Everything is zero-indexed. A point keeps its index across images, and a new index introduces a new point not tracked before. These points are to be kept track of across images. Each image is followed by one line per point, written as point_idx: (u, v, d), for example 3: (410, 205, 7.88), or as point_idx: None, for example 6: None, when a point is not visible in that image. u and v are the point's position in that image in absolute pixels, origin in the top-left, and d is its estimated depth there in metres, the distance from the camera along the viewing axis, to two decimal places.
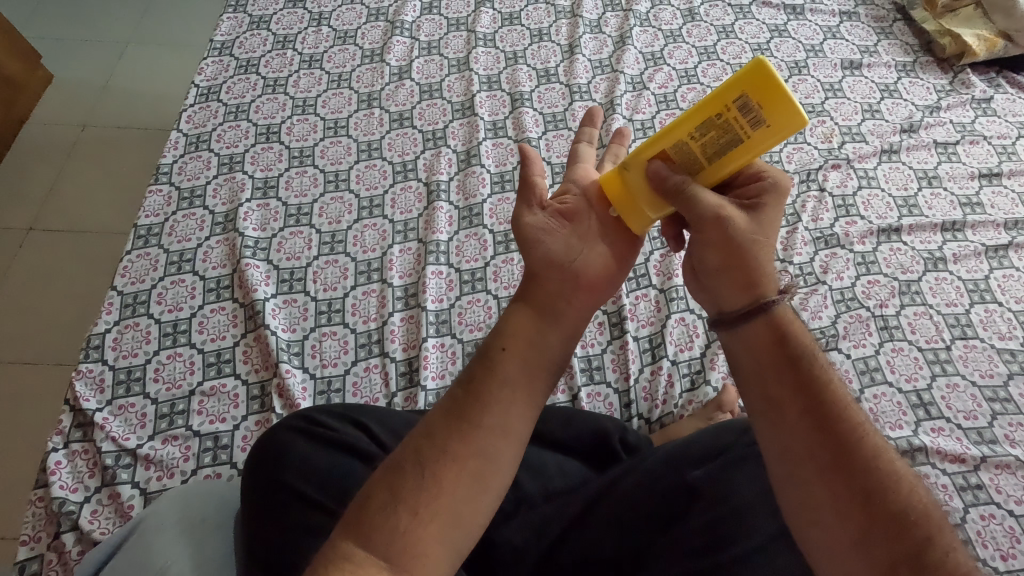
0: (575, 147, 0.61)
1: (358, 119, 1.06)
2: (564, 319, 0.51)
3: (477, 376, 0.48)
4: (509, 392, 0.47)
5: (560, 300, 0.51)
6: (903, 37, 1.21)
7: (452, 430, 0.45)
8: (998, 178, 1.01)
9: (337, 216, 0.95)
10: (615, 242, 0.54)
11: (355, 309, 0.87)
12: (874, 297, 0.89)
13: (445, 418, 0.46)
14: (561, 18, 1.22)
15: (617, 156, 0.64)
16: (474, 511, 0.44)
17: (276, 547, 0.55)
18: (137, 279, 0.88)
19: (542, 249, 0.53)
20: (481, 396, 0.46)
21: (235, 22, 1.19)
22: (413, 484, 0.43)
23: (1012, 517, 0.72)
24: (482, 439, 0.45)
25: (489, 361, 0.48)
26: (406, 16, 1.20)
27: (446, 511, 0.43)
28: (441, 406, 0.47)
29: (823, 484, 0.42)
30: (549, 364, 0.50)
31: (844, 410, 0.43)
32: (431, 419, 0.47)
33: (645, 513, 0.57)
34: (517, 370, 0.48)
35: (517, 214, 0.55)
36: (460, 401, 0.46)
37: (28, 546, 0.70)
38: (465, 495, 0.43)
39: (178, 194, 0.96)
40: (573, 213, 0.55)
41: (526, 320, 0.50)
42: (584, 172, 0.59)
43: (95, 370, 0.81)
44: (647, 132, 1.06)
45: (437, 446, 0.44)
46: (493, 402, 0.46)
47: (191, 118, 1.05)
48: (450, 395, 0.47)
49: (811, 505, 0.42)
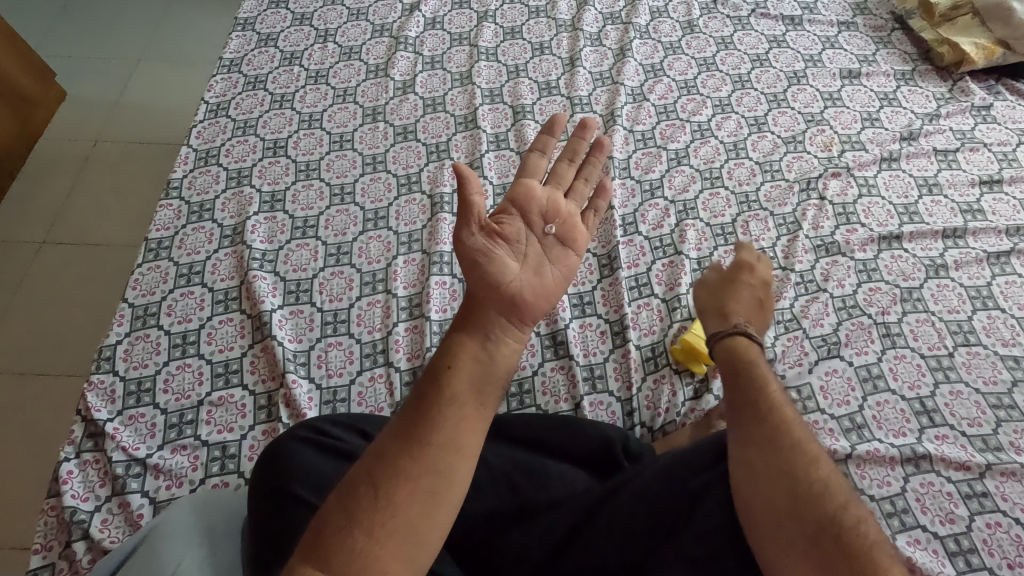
0: (528, 156, 0.70)
1: (363, 133, 1.08)
2: (504, 333, 0.55)
3: (425, 396, 0.49)
4: (457, 408, 0.48)
5: (501, 316, 0.55)
6: (901, 46, 1.22)
7: (404, 447, 0.46)
8: (999, 185, 1.01)
9: (343, 229, 0.97)
10: (554, 259, 0.63)
11: (360, 319, 0.88)
12: (876, 304, 0.90)
13: (396, 434, 0.47)
14: (561, 32, 1.24)
15: (574, 151, 0.75)
16: (430, 528, 0.45)
17: (279, 554, 0.56)
18: (147, 292, 0.90)
19: (481, 270, 0.57)
20: (430, 412, 0.48)
21: (244, 40, 1.22)
22: (368, 503, 0.44)
23: (1019, 525, 0.72)
24: (435, 455, 0.46)
25: (440, 377, 0.50)
26: (410, 32, 1.23)
27: (404, 530, 0.44)
28: (392, 426, 0.48)
29: (770, 485, 0.53)
30: (496, 377, 0.52)
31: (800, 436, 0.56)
32: (382, 440, 0.48)
33: (647, 522, 0.57)
34: (469, 388, 0.50)
35: (456, 234, 0.58)
36: (410, 418, 0.48)
37: (40, 554, 0.72)
38: (421, 509, 0.44)
39: (188, 208, 0.98)
40: (509, 236, 0.62)
41: (471, 339, 0.53)
42: (525, 190, 0.66)
43: (106, 382, 0.83)
44: (647, 142, 1.08)
45: (389, 466, 0.45)
46: (443, 418, 0.48)
47: (201, 133, 1.07)
48: (401, 413, 0.49)
49: (753, 498, 0.52)
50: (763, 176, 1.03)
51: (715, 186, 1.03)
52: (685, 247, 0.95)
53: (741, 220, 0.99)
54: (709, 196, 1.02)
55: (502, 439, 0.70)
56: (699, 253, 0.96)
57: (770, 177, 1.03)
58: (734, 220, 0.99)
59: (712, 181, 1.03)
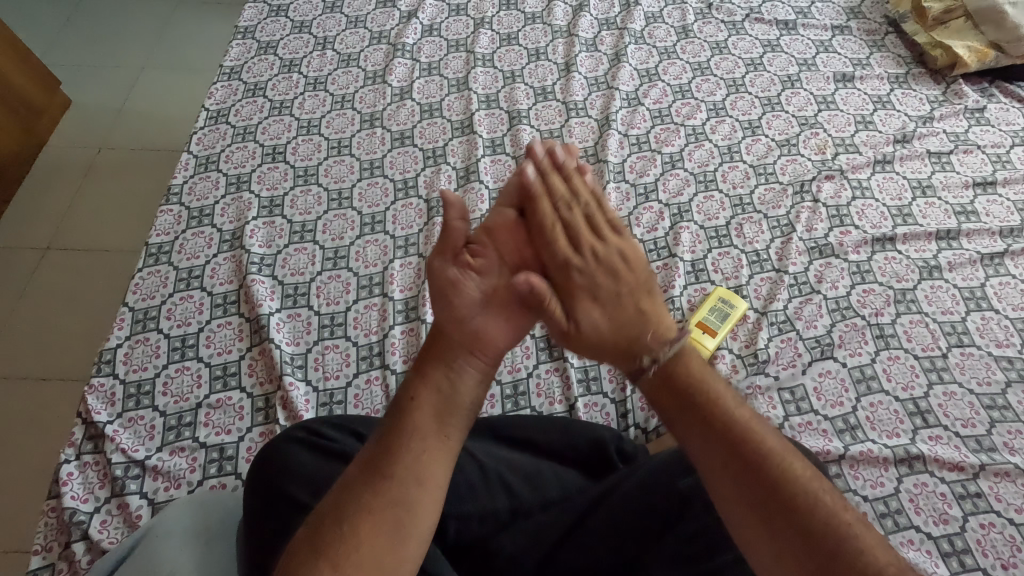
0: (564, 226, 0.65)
1: (361, 139, 1.09)
2: (469, 364, 0.55)
3: (391, 428, 0.51)
4: (418, 445, 0.50)
5: (463, 348, 0.56)
6: (896, 49, 1.23)
7: (365, 482, 0.48)
8: (993, 187, 1.02)
9: (340, 233, 0.98)
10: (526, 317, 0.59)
11: (357, 322, 0.89)
12: (869, 306, 0.90)
13: (359, 471, 0.50)
14: (557, 38, 1.25)
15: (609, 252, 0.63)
16: (395, 550, 0.47)
17: (270, 552, 0.57)
18: (147, 295, 0.91)
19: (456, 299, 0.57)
20: (394, 447, 0.50)
21: (244, 48, 1.23)
22: (333, 535, 0.46)
23: (1013, 525, 0.73)
24: (396, 489, 0.48)
25: (401, 420, 0.52)
26: (408, 39, 1.24)
27: (369, 553, 0.46)
28: (360, 461, 0.51)
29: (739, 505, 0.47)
30: (466, 397, 0.54)
31: (779, 453, 0.47)
32: (350, 475, 0.50)
33: (640, 522, 0.58)
34: (430, 423, 0.52)
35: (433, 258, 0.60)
36: (374, 454, 0.50)
37: (41, 555, 0.72)
38: (385, 542, 0.46)
39: (188, 214, 1.00)
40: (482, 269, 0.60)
41: (437, 369, 0.54)
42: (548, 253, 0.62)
43: (106, 385, 0.84)
44: (641, 146, 1.09)
45: (354, 499, 0.48)
46: (406, 450, 0.50)
47: (201, 139, 1.09)
48: (368, 449, 0.51)
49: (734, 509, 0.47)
50: (757, 179, 1.04)
51: (710, 189, 1.03)
52: (680, 250, 0.96)
53: (735, 223, 0.99)
54: (703, 199, 1.02)
55: (496, 439, 0.71)
56: (694, 255, 0.96)
57: (765, 180, 1.04)
58: (728, 223, 0.99)
59: (706, 184, 1.04)
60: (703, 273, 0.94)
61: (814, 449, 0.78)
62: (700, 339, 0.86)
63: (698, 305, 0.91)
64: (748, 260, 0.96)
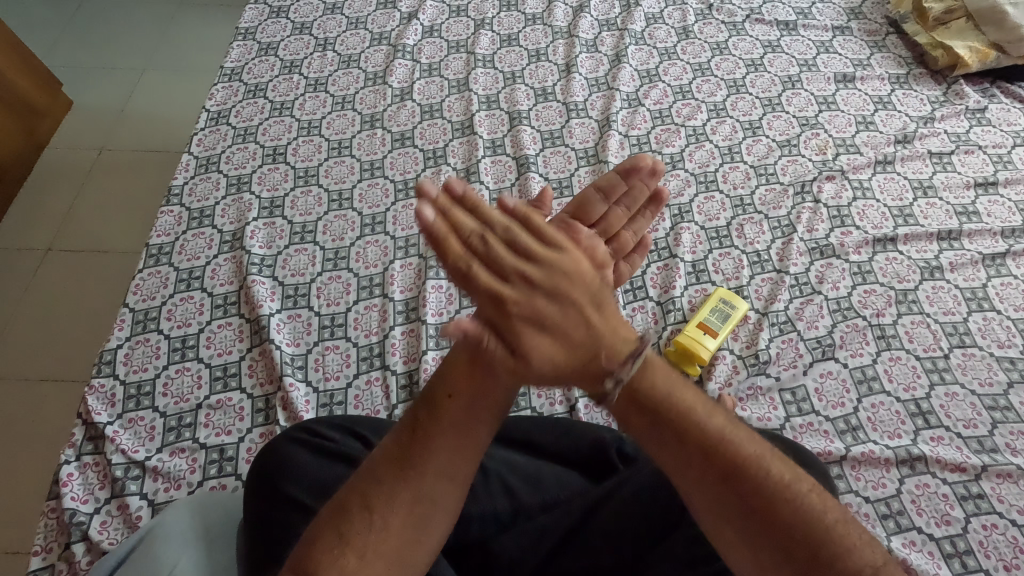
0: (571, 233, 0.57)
1: (361, 140, 1.10)
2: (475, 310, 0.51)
3: (421, 420, 0.49)
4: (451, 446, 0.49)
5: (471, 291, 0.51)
6: (896, 50, 1.23)
7: (391, 477, 0.47)
8: (995, 187, 1.02)
9: (341, 234, 0.98)
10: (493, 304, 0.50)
11: (357, 323, 0.89)
12: (870, 306, 0.90)
13: (382, 466, 0.48)
14: (558, 39, 1.25)
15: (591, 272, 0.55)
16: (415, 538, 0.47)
17: (271, 553, 0.57)
18: (148, 296, 0.91)
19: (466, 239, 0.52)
20: (425, 443, 0.48)
21: (245, 49, 1.23)
22: (360, 527, 0.46)
23: (1016, 526, 0.72)
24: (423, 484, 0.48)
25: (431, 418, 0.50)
26: (408, 40, 1.24)
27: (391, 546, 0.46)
28: (386, 451, 0.49)
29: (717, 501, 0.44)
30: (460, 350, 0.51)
31: (765, 463, 0.44)
32: (375, 464, 0.49)
33: (641, 523, 0.58)
34: (467, 424, 0.50)
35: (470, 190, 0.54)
36: (404, 446, 0.49)
37: (40, 556, 0.72)
38: (409, 537, 0.47)
39: (188, 214, 1.00)
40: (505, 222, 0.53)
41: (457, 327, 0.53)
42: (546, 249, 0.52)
43: (107, 385, 0.84)
44: (642, 147, 1.08)
45: (382, 492, 0.47)
46: (438, 448, 0.48)
47: (202, 140, 1.09)
48: (396, 438, 0.50)
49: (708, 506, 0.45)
50: (758, 179, 1.04)
51: (710, 189, 1.03)
52: (680, 250, 0.96)
53: (736, 224, 0.99)
54: (703, 200, 1.02)
55: (497, 440, 0.71)
56: (695, 256, 0.96)
57: (765, 180, 1.04)
58: (728, 224, 0.99)
59: (707, 185, 1.04)
60: (703, 274, 0.94)
61: (816, 450, 0.77)
62: (700, 340, 0.85)
63: (700, 306, 0.90)
64: (749, 261, 0.95)
